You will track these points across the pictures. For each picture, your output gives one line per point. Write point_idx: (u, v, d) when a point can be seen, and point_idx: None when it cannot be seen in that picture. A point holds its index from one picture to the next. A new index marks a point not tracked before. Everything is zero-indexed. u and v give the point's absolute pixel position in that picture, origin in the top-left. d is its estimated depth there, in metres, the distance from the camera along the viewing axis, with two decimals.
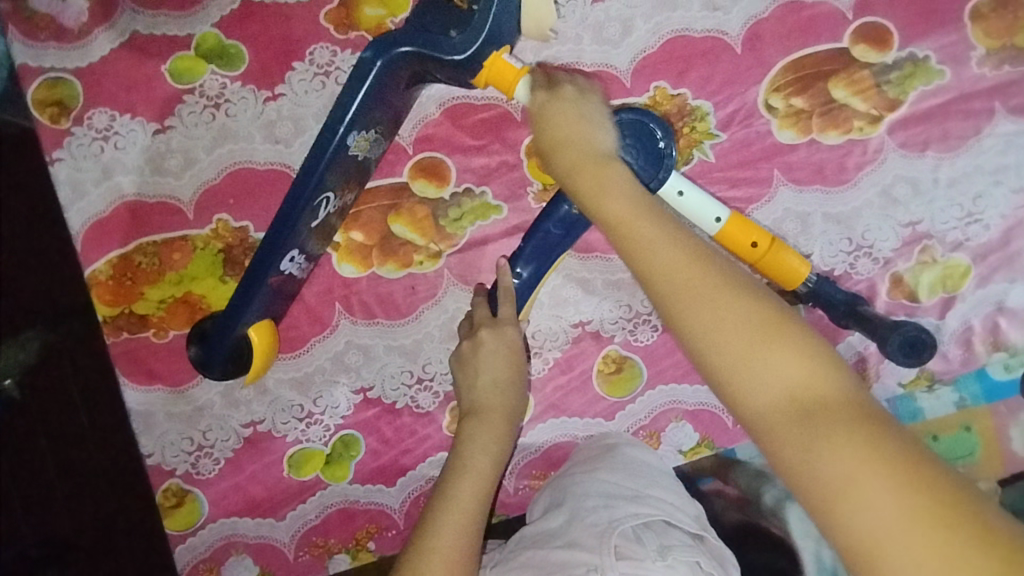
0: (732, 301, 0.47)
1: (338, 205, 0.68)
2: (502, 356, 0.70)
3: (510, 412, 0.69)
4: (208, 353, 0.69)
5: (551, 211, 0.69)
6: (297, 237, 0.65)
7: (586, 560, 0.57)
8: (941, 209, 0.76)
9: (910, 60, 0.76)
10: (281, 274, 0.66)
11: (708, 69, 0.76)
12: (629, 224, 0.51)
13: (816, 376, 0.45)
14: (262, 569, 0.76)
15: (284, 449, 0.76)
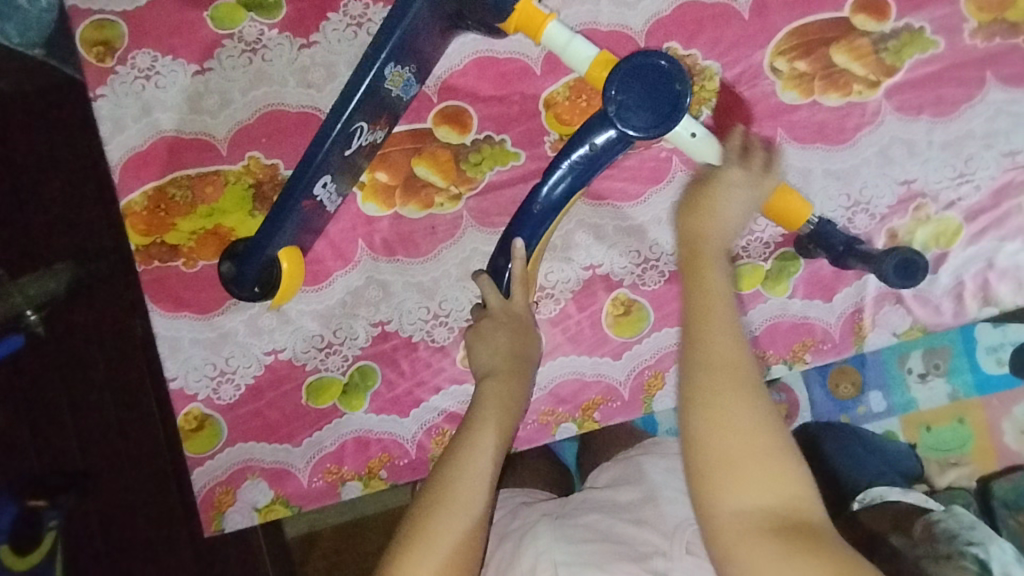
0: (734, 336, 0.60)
1: (368, 139, 0.71)
2: (522, 333, 0.74)
3: (523, 363, 0.74)
4: (240, 272, 0.71)
5: (571, 146, 0.68)
6: (330, 164, 0.67)
7: (654, 542, 0.67)
8: (934, 169, 0.80)
9: (906, 30, 0.81)
10: (313, 200, 0.69)
11: (717, 33, 0.81)
12: (706, 212, 0.68)
13: (719, 386, 0.58)
14: (276, 494, 0.78)
15: (303, 377, 0.79)
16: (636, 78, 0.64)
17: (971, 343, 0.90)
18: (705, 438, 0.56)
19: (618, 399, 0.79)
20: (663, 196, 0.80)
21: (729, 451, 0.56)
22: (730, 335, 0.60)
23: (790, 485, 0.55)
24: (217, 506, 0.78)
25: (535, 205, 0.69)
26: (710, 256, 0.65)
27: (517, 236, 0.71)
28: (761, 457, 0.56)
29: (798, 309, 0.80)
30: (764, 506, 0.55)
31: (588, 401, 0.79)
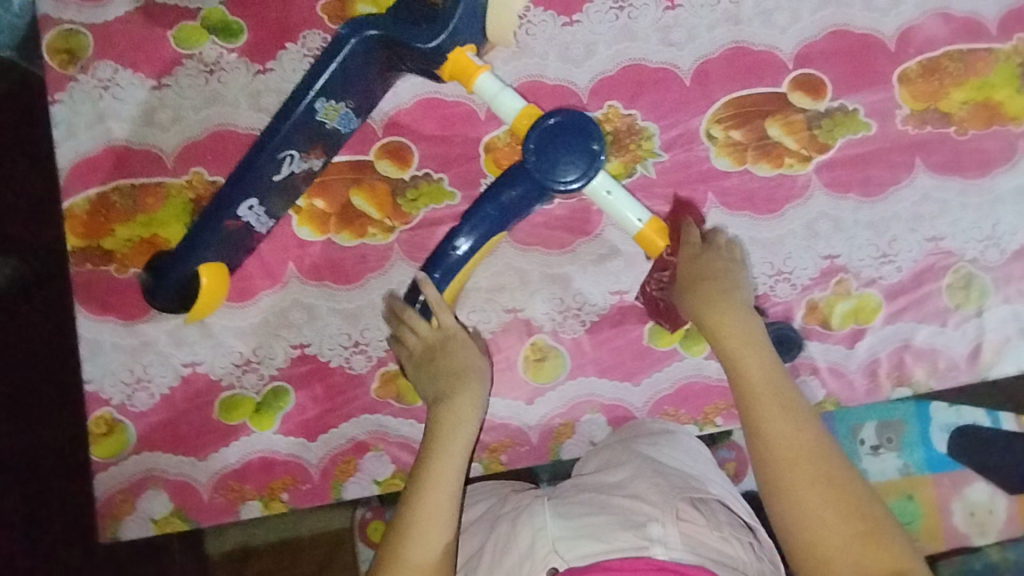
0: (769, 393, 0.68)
1: (302, 167, 0.73)
2: (469, 354, 0.74)
3: (476, 377, 0.73)
4: (160, 283, 0.75)
5: (491, 194, 0.70)
6: (256, 185, 0.71)
7: (646, 511, 0.65)
8: (859, 247, 0.82)
9: (841, 110, 0.83)
10: (238, 220, 0.72)
11: (658, 96, 0.84)
12: (706, 301, 0.72)
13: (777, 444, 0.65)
14: (175, 506, 0.78)
15: (218, 392, 0.79)
16: (552, 133, 0.67)
17: (926, 418, 0.86)
18: (780, 433, 0.66)
19: (527, 444, 0.80)
20: (591, 247, 0.81)
21: (784, 430, 0.66)
22: (743, 320, 0.72)
23: (800, 439, 0.65)
24: (115, 513, 0.78)
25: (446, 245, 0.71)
26: (720, 296, 0.72)
27: (430, 275, 0.72)
28: (783, 423, 0.66)
29: (714, 371, 0.81)
30: (780, 438, 0.65)
31: (497, 442, 0.80)
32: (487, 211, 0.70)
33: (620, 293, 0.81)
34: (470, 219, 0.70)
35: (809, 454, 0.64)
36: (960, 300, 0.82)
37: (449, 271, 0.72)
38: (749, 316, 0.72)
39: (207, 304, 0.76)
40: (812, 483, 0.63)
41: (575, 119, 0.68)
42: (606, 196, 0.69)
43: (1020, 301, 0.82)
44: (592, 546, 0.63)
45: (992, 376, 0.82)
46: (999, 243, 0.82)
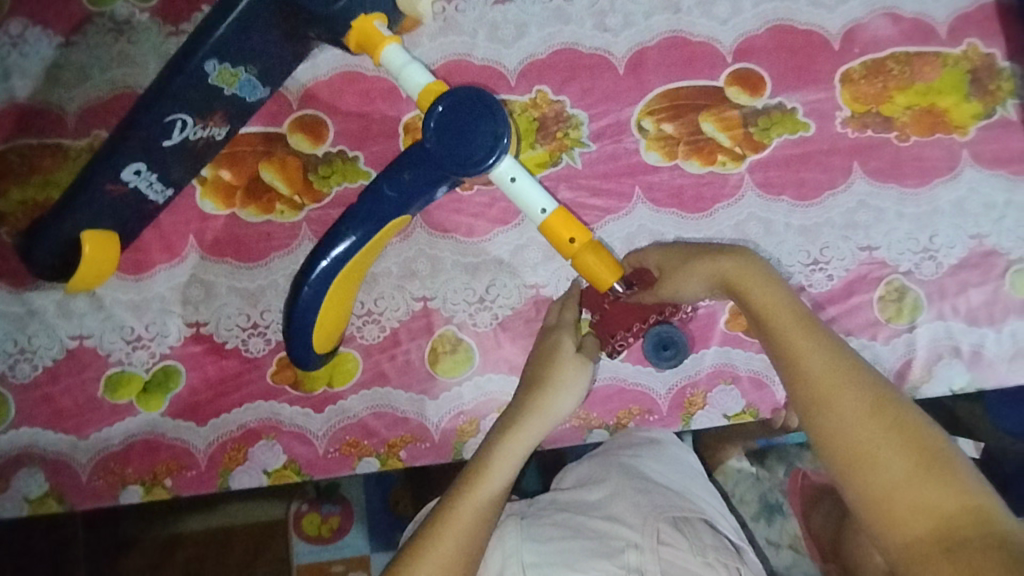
0: (805, 328, 0.58)
1: (199, 134, 0.71)
2: (564, 363, 0.70)
3: (554, 394, 0.68)
4: (35, 248, 0.69)
5: (388, 173, 0.67)
6: (144, 150, 0.67)
7: (625, 536, 0.61)
8: (789, 252, 0.78)
9: (779, 108, 0.80)
10: (122, 185, 0.69)
11: (589, 83, 0.80)
12: (692, 276, 0.66)
13: (819, 380, 0.55)
14: (51, 486, 0.74)
15: (105, 367, 0.75)
16: (451, 112, 0.64)
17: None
18: (846, 424, 0.53)
19: (428, 441, 0.76)
20: (508, 237, 0.77)
21: (849, 412, 0.53)
22: (786, 300, 0.60)
23: (866, 429, 0.52)
24: None
25: (340, 227, 0.67)
26: (733, 272, 0.63)
27: (318, 260, 0.67)
28: (844, 400, 0.54)
29: (629, 374, 0.78)
30: (845, 427, 0.53)
31: (396, 438, 0.76)
32: (384, 192, 0.67)
33: (536, 287, 0.77)
34: (364, 201, 0.67)
35: (880, 442, 0.51)
36: (892, 314, 0.78)
37: (342, 256, 0.67)
38: (772, 283, 0.61)
39: (87, 278, 0.72)
40: (875, 471, 0.51)
41: (479, 98, 0.64)
42: (510, 182, 0.67)
43: (955, 318, 0.78)
44: (566, 575, 0.60)
45: (922, 396, 0.78)
46: (935, 256, 0.78)
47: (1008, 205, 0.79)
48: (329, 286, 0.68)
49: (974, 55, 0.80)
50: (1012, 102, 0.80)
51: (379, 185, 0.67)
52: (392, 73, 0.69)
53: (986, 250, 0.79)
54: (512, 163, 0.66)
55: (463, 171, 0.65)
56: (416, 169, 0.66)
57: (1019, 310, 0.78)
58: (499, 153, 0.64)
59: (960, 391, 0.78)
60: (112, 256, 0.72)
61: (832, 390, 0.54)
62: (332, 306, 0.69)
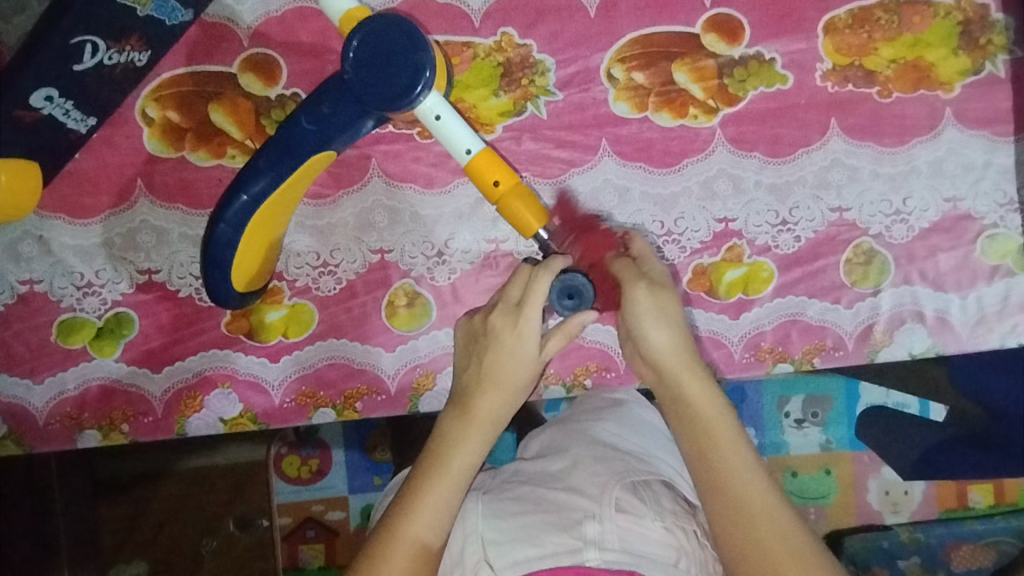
0: (685, 359, 0.63)
1: (114, 58, 0.68)
2: (530, 341, 0.61)
3: (526, 372, 0.62)
4: None
5: (308, 106, 0.64)
6: (54, 75, 0.64)
7: (584, 507, 0.62)
8: (757, 212, 0.76)
9: (756, 58, 0.76)
10: (32, 111, 0.65)
11: (557, 26, 0.76)
12: (646, 320, 0.64)
13: (687, 396, 0.62)
14: (8, 429, 0.74)
15: (56, 313, 0.74)
16: (368, 40, 0.59)
17: (855, 395, 0.88)
18: (725, 468, 0.59)
19: (384, 393, 0.76)
20: (468, 189, 0.75)
21: (715, 450, 0.60)
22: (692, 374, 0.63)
23: (741, 462, 0.59)
24: None
25: (258, 157, 0.65)
26: (668, 330, 0.63)
27: (235, 194, 0.66)
28: (730, 457, 0.59)
29: (588, 332, 0.78)
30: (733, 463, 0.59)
31: (352, 389, 0.76)
32: (302, 124, 0.64)
33: (496, 241, 0.76)
34: (283, 131, 0.65)
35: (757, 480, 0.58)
36: (857, 277, 0.77)
37: (260, 193, 0.66)
38: (681, 331, 0.64)
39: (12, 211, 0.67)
40: (754, 508, 0.57)
41: (401, 27, 0.59)
42: (433, 120, 0.61)
43: (922, 283, 0.77)
44: (524, 551, 0.59)
45: (880, 360, 0.77)
46: (907, 219, 0.76)
47: (987, 167, 0.76)
48: (248, 221, 0.66)
49: (967, 6, 0.75)
50: (1002, 58, 0.76)
51: (300, 117, 0.64)
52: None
53: (961, 215, 0.76)
54: (437, 99, 0.60)
55: (382, 108, 0.60)
56: (336, 101, 0.64)
57: (987, 276, 0.77)
58: (419, 86, 0.59)
59: (919, 356, 0.77)
60: (33, 189, 0.68)
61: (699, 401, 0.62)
62: (254, 240, 0.68)
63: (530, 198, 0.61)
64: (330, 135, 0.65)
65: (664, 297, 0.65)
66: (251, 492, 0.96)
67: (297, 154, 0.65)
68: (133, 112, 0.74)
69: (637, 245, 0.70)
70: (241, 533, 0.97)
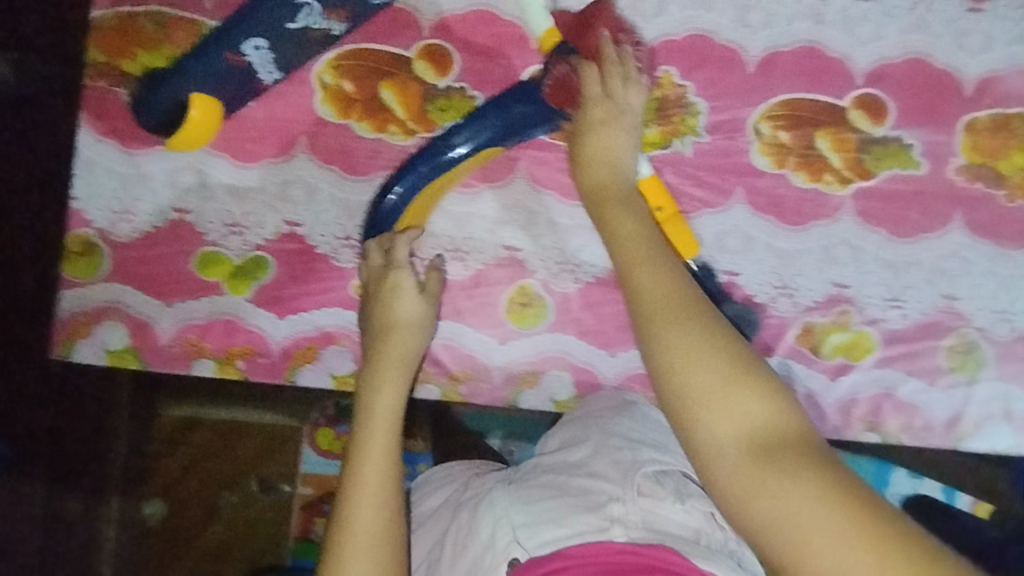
0: (690, 316, 0.51)
1: (319, 23, 0.71)
2: (410, 292, 0.71)
3: (413, 316, 0.71)
4: (145, 101, 0.70)
5: (498, 102, 0.72)
6: (266, 26, 0.68)
7: (609, 491, 0.60)
8: (870, 284, 0.80)
9: (896, 141, 0.80)
10: (241, 56, 0.69)
11: (717, 74, 0.80)
12: (645, 274, 0.55)
13: (702, 364, 0.48)
14: (132, 343, 0.78)
15: (199, 245, 0.78)
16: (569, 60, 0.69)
17: (883, 482, 0.81)
18: (716, 428, 0.46)
19: (488, 381, 0.79)
20: None
21: (718, 407, 0.47)
22: (711, 348, 0.49)
23: (766, 410, 0.46)
24: (71, 334, 0.78)
25: (443, 144, 0.72)
26: (701, 355, 0.48)
27: (416, 167, 0.73)
28: (739, 396, 0.47)
29: None
30: (747, 417, 0.46)
31: (460, 372, 0.79)
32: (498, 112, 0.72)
33: None
34: (473, 122, 0.72)
35: (778, 421, 0.46)
36: (955, 364, 0.80)
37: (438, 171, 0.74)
38: (681, 281, 0.54)
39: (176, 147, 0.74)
40: (760, 466, 0.44)
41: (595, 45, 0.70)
42: (610, 139, 0.67)
43: (1016, 382, 0.80)
44: (553, 530, 0.56)
45: (964, 448, 0.80)
46: (1011, 319, 0.80)
47: None
48: (417, 196, 0.74)
49: None
50: None
51: (489, 113, 0.72)
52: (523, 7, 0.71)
53: None
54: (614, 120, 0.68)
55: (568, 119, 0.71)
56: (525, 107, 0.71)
57: None
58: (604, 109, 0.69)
59: (1002, 452, 0.80)
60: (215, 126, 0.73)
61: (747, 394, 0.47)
62: (415, 215, 0.76)
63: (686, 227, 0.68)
64: (517, 125, 0.72)
65: (655, 257, 0.56)
66: (279, 458, 0.97)
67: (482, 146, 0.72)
68: (310, 75, 0.78)
69: (613, 224, 0.61)
70: (260, 495, 0.98)
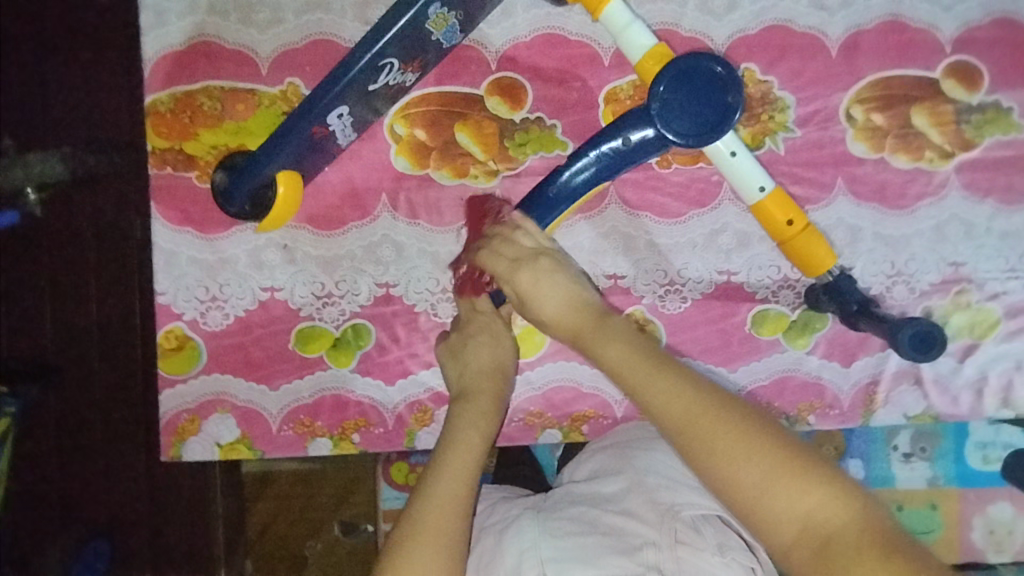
0: (725, 421, 0.48)
1: (396, 78, 0.70)
2: (501, 348, 0.69)
3: (503, 372, 0.69)
4: (234, 185, 0.70)
5: (608, 133, 0.67)
6: (348, 94, 0.65)
7: (643, 532, 0.58)
8: (986, 258, 0.77)
9: (994, 106, 0.77)
10: (325, 127, 0.67)
11: (800, 64, 0.77)
12: (649, 390, 0.51)
13: (750, 474, 0.46)
14: (242, 433, 0.75)
15: (295, 322, 0.75)
16: (682, 80, 0.65)
17: (961, 433, 0.82)
18: (781, 533, 0.45)
19: (610, 417, 0.76)
20: (704, 221, 0.76)
21: (778, 514, 0.45)
22: (747, 447, 0.46)
23: (837, 509, 0.44)
24: (179, 432, 0.75)
25: (554, 185, 0.67)
26: (744, 458, 0.46)
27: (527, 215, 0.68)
28: (789, 488, 0.45)
29: (814, 367, 0.77)
30: (797, 510, 0.45)
31: (580, 412, 0.76)
32: (612, 142, 0.67)
33: (728, 273, 0.76)
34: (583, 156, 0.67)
35: (826, 509, 0.45)
36: None
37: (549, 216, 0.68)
38: (692, 390, 0.50)
39: (268, 228, 0.74)
40: (820, 558, 0.44)
41: (713, 67, 0.65)
42: (729, 157, 0.68)
43: None
44: (583, 570, 0.56)
45: None
46: None
47: None
48: None
49: None
50: None
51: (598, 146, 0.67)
52: (609, 30, 0.69)
53: None
54: (734, 137, 0.68)
55: (685, 142, 0.66)
56: (638, 135, 0.67)
57: None
58: (725, 126, 0.66)
59: None
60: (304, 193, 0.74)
61: (801, 490, 0.45)
62: None
63: (819, 237, 0.69)
64: (634, 153, 0.67)
65: (667, 369, 0.51)
66: (360, 497, 0.89)
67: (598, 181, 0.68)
68: (382, 128, 0.75)
69: (523, 283, 0.62)
70: (345, 538, 0.90)
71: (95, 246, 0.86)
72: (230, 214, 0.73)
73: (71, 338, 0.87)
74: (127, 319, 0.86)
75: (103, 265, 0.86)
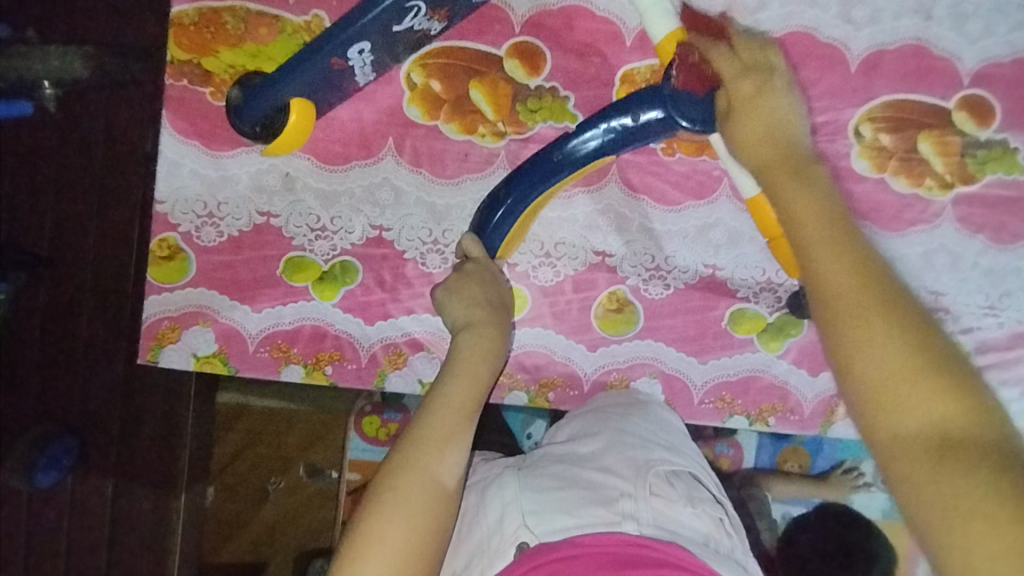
0: (885, 299, 0.47)
1: (421, 24, 0.70)
2: (490, 289, 0.71)
3: (496, 308, 0.71)
4: (247, 103, 0.71)
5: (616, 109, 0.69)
6: (371, 31, 0.67)
7: (620, 486, 0.61)
8: (968, 292, 0.78)
9: (1001, 144, 0.77)
10: (345, 61, 0.69)
11: (818, 74, 0.77)
12: (820, 255, 0.50)
13: (903, 351, 0.46)
14: (219, 349, 0.77)
15: (286, 250, 0.77)
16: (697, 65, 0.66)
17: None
18: (902, 415, 0.45)
19: (577, 389, 0.78)
20: (698, 213, 0.77)
21: (910, 396, 0.45)
22: (899, 336, 0.46)
23: (955, 410, 0.44)
24: (159, 338, 0.77)
25: (560, 152, 0.69)
26: (884, 339, 0.46)
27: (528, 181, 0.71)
28: (911, 389, 0.45)
29: (781, 372, 0.78)
30: (925, 411, 0.44)
31: (548, 379, 0.78)
32: (622, 120, 0.69)
33: (714, 267, 0.77)
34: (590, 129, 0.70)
35: (960, 418, 0.44)
36: None
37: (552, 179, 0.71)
38: (871, 265, 0.49)
39: (275, 152, 0.75)
40: (937, 463, 0.43)
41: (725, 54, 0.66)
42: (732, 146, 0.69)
43: None
44: (563, 520, 0.58)
45: None
46: None
47: None
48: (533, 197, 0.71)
49: None
50: None
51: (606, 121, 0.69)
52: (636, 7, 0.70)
53: None
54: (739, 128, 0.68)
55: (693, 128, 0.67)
56: (646, 115, 0.68)
57: None
58: None
59: None
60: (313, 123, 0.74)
61: (921, 385, 0.45)
62: (523, 224, 0.74)
63: None
64: (640, 133, 0.69)
65: (840, 232, 0.51)
66: (326, 443, 0.98)
67: (604, 153, 0.70)
68: (399, 74, 0.76)
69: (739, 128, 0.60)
70: (307, 480, 0.99)
71: (102, 151, 0.88)
72: (239, 132, 0.74)
73: (66, 236, 0.87)
74: (123, 228, 0.88)
75: (108, 172, 0.88)
